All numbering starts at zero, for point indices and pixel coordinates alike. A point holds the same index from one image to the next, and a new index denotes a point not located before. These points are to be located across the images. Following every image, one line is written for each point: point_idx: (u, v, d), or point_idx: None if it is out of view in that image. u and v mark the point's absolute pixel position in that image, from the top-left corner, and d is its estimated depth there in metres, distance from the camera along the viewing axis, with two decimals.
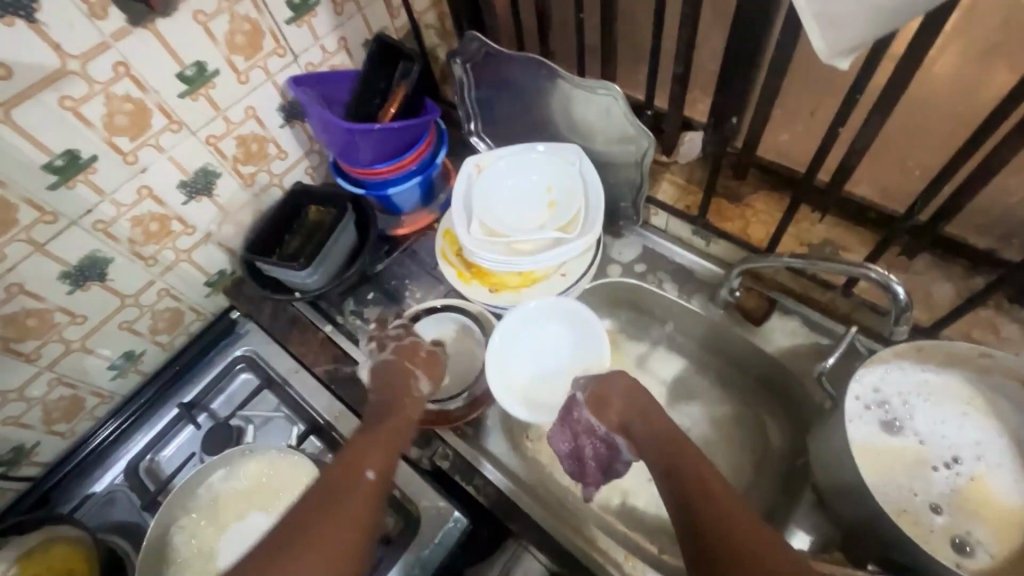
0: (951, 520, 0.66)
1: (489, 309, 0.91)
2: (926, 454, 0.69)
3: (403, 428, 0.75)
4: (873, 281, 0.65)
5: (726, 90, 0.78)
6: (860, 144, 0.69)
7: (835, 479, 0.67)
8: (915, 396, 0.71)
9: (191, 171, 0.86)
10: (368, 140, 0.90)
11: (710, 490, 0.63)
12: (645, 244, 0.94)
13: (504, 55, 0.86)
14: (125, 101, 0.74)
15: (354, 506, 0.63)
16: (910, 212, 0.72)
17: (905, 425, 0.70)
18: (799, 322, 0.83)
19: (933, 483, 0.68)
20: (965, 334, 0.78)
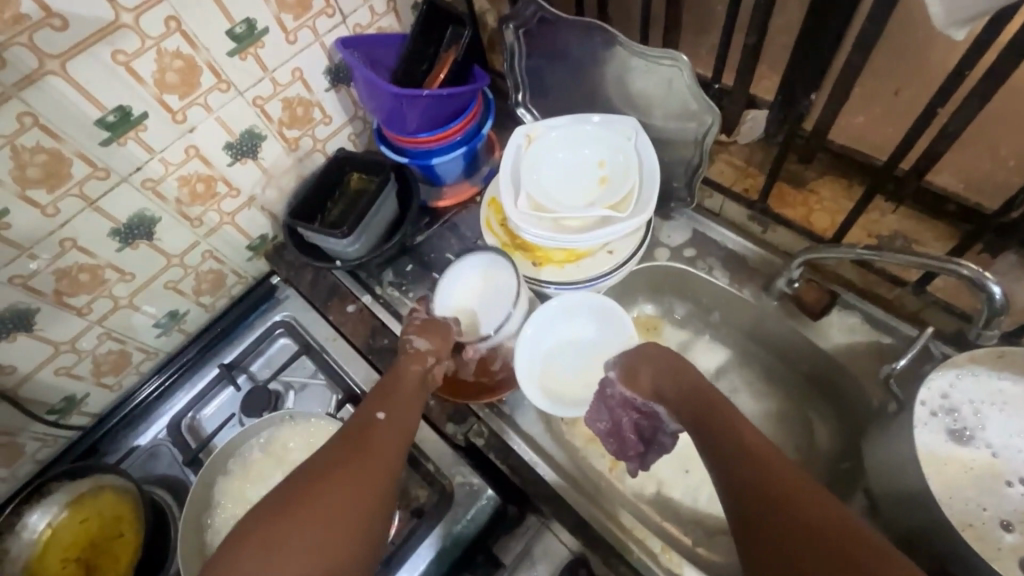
0: (1022, 539, 0.61)
1: (530, 283, 0.88)
2: (999, 469, 0.64)
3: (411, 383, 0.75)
4: (962, 279, 0.60)
5: (801, 64, 0.72)
6: (951, 129, 0.63)
7: (894, 487, 0.63)
8: (989, 406, 0.66)
9: (237, 133, 0.85)
10: (415, 107, 0.87)
11: (756, 453, 0.60)
12: (696, 227, 0.89)
13: (561, 20, 0.82)
14: (176, 57, 0.72)
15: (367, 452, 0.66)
16: (1006, 207, 0.66)
17: (976, 437, 0.66)
18: (861, 318, 0.78)
19: (1004, 499, 0.63)
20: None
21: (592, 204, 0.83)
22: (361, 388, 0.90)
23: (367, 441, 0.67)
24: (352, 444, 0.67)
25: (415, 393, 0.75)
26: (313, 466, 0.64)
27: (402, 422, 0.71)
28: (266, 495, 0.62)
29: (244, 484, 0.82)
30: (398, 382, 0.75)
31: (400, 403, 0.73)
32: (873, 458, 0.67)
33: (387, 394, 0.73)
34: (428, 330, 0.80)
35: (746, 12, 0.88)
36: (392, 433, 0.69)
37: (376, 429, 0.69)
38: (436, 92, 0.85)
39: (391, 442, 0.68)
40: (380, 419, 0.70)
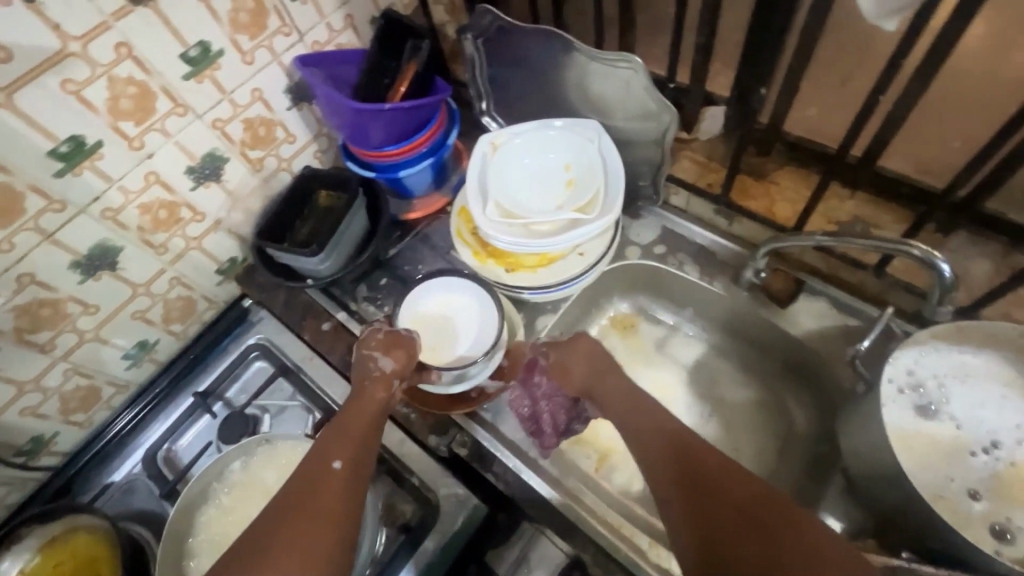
0: (990, 507, 0.63)
1: (505, 290, 0.88)
2: (964, 439, 0.66)
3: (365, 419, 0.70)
4: (915, 259, 0.62)
5: (751, 61, 0.74)
6: (896, 116, 0.66)
7: (868, 465, 0.65)
8: (952, 379, 0.68)
9: (198, 156, 0.84)
10: (378, 121, 0.87)
11: (696, 458, 0.60)
12: (665, 224, 0.90)
13: (517, 29, 0.83)
14: (128, 83, 0.71)
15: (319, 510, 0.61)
16: (950, 188, 0.68)
17: (942, 410, 0.68)
18: (827, 303, 0.80)
19: (971, 469, 0.65)
20: (1006, 314, 0.75)
21: (561, 208, 0.84)
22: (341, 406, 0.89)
23: (315, 495, 0.62)
24: (301, 501, 0.62)
25: (369, 430, 0.70)
26: (259, 531, 0.60)
27: (359, 465, 0.66)
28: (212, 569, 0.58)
29: (225, 514, 0.80)
30: (352, 421, 0.69)
31: (353, 444, 0.67)
32: (847, 439, 0.69)
33: (338, 436, 0.68)
34: (392, 347, 0.76)
35: (697, 11, 0.90)
36: (345, 482, 0.64)
37: (328, 479, 0.63)
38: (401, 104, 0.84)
39: (346, 493, 0.63)
40: (334, 469, 0.64)
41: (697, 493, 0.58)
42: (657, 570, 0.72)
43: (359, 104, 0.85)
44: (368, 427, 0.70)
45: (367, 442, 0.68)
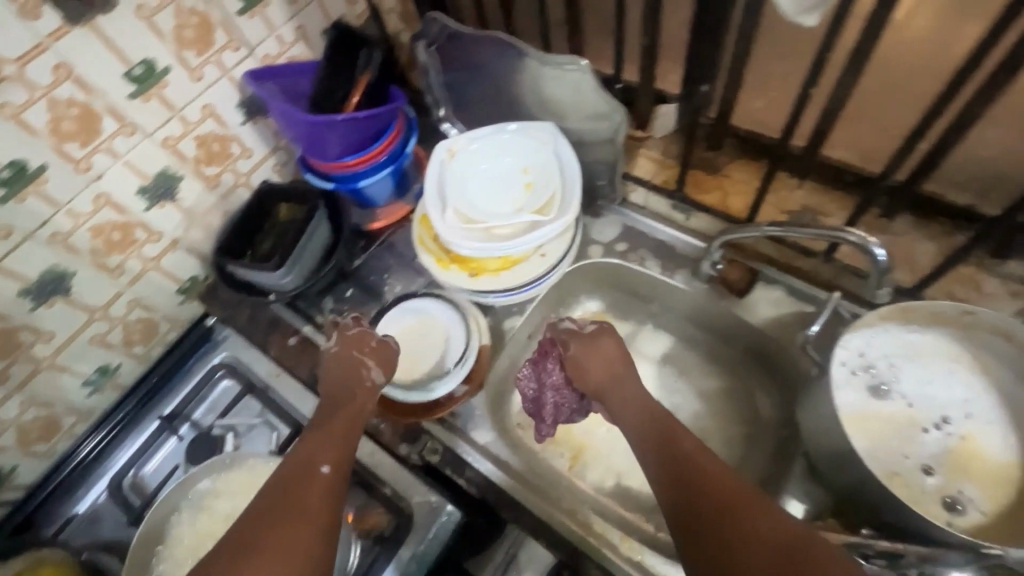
0: (942, 480, 0.65)
1: (470, 296, 0.87)
2: (916, 417, 0.68)
3: (354, 423, 0.72)
4: (852, 246, 0.64)
5: (695, 59, 0.76)
6: (833, 107, 0.68)
7: (824, 446, 0.66)
8: (901, 359, 0.71)
9: (150, 176, 0.82)
10: (334, 132, 0.87)
11: (692, 460, 0.62)
12: (625, 222, 0.91)
13: (468, 35, 0.84)
14: (70, 105, 0.70)
15: (309, 510, 0.62)
16: (885, 175, 0.71)
17: (894, 389, 0.70)
18: (783, 291, 0.82)
19: (923, 445, 0.67)
20: (949, 292, 0.77)
21: (520, 210, 0.84)
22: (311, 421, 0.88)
23: (304, 496, 0.63)
24: (282, 502, 0.62)
25: (355, 433, 0.71)
26: (243, 527, 0.60)
27: (342, 472, 0.66)
28: (195, 568, 0.58)
29: (193, 538, 0.79)
30: (340, 422, 0.71)
31: (335, 445, 0.68)
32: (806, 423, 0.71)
33: (321, 438, 0.68)
34: (380, 356, 0.77)
35: None
36: (327, 487, 0.64)
37: (311, 481, 0.64)
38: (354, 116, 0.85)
39: (327, 499, 0.63)
40: (323, 471, 0.65)
41: (693, 492, 0.59)
42: (630, 564, 0.73)
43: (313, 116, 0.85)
44: (355, 430, 0.71)
45: (349, 445, 0.69)
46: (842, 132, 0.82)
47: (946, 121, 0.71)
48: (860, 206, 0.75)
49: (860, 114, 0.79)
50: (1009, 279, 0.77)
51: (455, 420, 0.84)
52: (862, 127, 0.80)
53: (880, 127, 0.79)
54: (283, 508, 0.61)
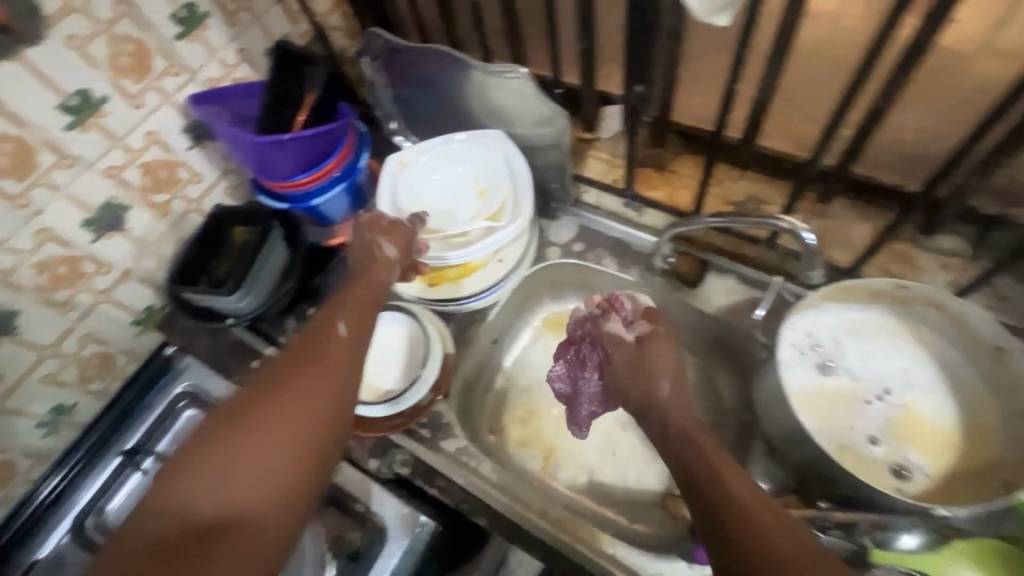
0: (888, 449, 0.68)
1: (431, 304, 0.88)
2: (861, 390, 0.72)
3: (373, 293, 0.74)
4: (785, 232, 0.68)
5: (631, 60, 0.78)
6: (762, 100, 0.71)
7: (781, 426, 0.68)
8: (846, 337, 0.74)
9: (95, 207, 0.81)
10: (282, 152, 0.88)
11: (692, 440, 0.61)
12: (582, 223, 0.93)
13: (409, 50, 0.84)
14: (2, 140, 0.69)
15: (326, 364, 0.64)
16: (813, 159, 0.76)
17: (840, 365, 0.73)
18: (734, 279, 0.85)
19: (870, 416, 0.70)
20: (885, 269, 0.82)
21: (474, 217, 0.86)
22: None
23: (321, 351, 0.65)
24: (301, 356, 0.64)
25: (372, 302, 0.73)
26: (263, 376, 0.62)
27: (360, 337, 0.69)
28: (218, 407, 0.60)
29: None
30: (361, 291, 0.74)
31: (359, 318, 0.71)
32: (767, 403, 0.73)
33: (350, 308, 0.71)
34: (391, 233, 0.80)
35: None
36: (346, 347, 0.67)
37: (328, 341, 0.66)
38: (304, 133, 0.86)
39: (345, 354, 0.66)
40: (339, 332, 0.68)
41: (693, 458, 0.60)
42: (605, 559, 0.73)
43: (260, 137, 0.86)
44: (372, 301, 0.74)
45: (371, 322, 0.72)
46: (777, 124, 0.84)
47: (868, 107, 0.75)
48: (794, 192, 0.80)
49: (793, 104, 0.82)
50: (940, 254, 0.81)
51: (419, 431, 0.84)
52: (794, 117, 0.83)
53: None
54: (304, 359, 0.64)
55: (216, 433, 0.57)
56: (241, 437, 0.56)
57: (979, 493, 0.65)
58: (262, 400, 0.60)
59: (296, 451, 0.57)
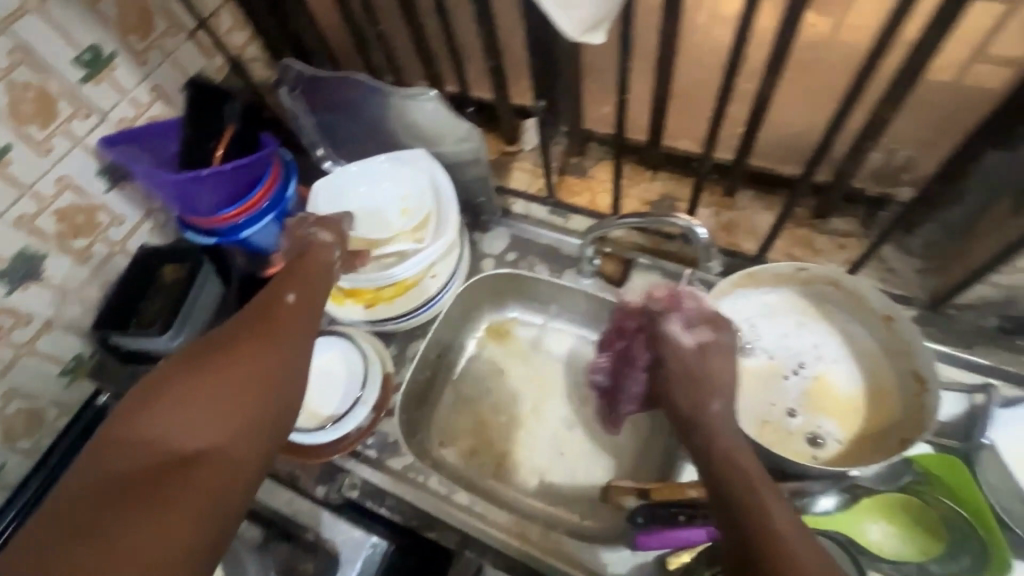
0: (804, 419, 0.73)
1: (369, 326, 0.88)
2: (783, 370, 0.76)
3: (325, 270, 0.71)
4: (682, 228, 0.75)
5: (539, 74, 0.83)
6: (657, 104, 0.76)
7: None
8: (764, 321, 0.79)
9: (8, 258, 0.79)
10: (204, 187, 0.86)
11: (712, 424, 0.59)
12: (512, 233, 0.94)
13: (324, 79, 0.86)
14: None
15: (284, 325, 0.60)
16: (705, 155, 0.82)
17: (764, 350, 0.77)
18: (659, 274, 0.87)
19: (787, 391, 0.75)
20: (788, 251, 0.91)
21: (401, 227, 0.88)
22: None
23: (273, 313, 0.61)
24: (255, 319, 0.60)
25: (324, 277, 0.70)
26: (215, 337, 0.58)
27: (311, 303, 0.65)
28: (163, 362, 0.54)
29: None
30: (308, 266, 0.70)
31: (314, 291, 0.67)
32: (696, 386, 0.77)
33: (296, 277, 0.68)
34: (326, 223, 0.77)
35: None
36: (302, 309, 0.64)
37: (278, 306, 0.62)
38: (212, 172, 0.84)
39: (301, 315, 0.63)
40: (289, 299, 0.64)
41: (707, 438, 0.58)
42: (555, 557, 0.75)
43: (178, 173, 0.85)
44: (325, 277, 0.70)
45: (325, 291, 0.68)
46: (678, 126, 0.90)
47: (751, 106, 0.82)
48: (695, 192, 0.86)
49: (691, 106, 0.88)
50: (832, 235, 0.90)
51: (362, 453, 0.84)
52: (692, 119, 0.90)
53: None
54: (261, 322, 0.60)
55: (150, 393, 0.50)
56: (191, 377, 0.51)
57: (882, 451, 0.70)
58: (212, 349, 0.55)
59: (251, 395, 0.52)
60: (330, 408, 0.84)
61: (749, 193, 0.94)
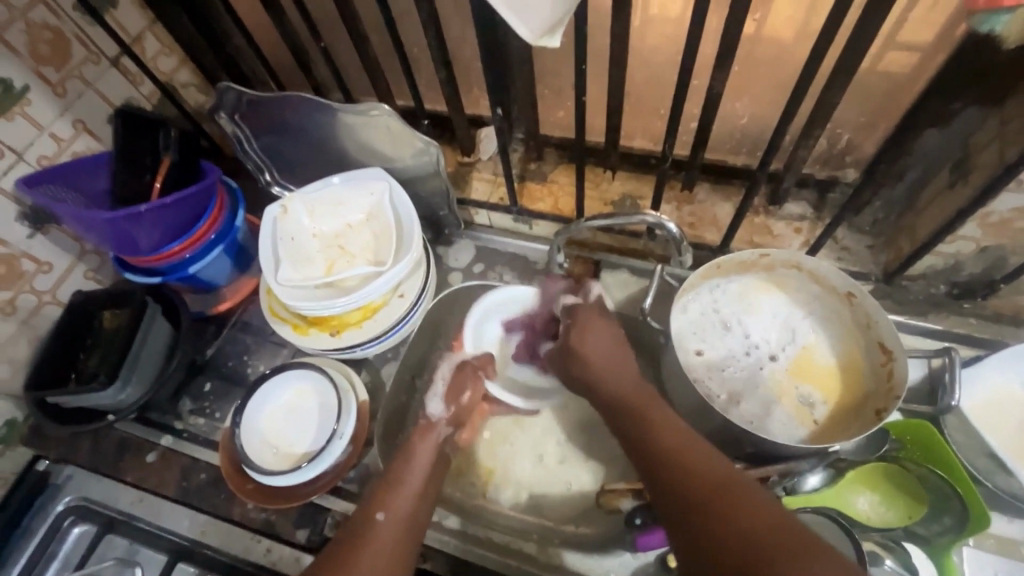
0: (768, 408, 0.70)
1: (416, 285, 0.84)
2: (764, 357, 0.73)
3: (418, 474, 0.67)
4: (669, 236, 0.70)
5: (672, 47, 0.73)
6: (791, 112, 0.65)
7: (718, 424, 0.67)
8: (746, 314, 0.75)
9: (171, 165, 0.84)
10: (284, 111, 0.82)
11: (653, 437, 0.61)
12: (611, 267, 0.87)
13: (442, 11, 0.79)
14: (44, 28, 0.76)
15: (380, 550, 0.59)
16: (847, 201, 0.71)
17: (747, 339, 0.74)
18: (753, 308, 0.76)
19: (767, 398, 0.71)
20: (910, 329, 0.76)
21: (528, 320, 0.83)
22: (252, 362, 0.91)
23: (361, 548, 0.59)
24: (346, 553, 0.59)
25: (425, 482, 0.67)
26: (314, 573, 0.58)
27: (403, 513, 0.63)
28: None
29: (132, 451, 0.85)
30: (401, 472, 0.67)
31: (408, 500, 0.64)
32: (729, 433, 0.66)
33: (384, 489, 0.65)
34: (456, 391, 0.76)
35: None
36: (400, 530, 0.62)
37: (369, 527, 0.61)
38: (314, 99, 0.79)
39: (394, 548, 0.60)
40: (379, 519, 0.62)
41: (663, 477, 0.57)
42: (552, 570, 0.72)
43: (257, 96, 0.81)
44: (421, 482, 0.67)
45: (420, 507, 0.65)
46: (817, 147, 0.77)
47: (921, 144, 0.68)
48: (827, 227, 0.74)
49: (840, 125, 0.74)
50: (964, 321, 0.75)
51: (381, 384, 0.86)
52: (829, 141, 0.76)
53: (845, 142, 0.76)
54: (348, 551, 0.59)
55: None
56: None
57: (860, 422, 0.68)
58: None
59: None
60: (364, 345, 0.83)
61: (862, 241, 0.81)
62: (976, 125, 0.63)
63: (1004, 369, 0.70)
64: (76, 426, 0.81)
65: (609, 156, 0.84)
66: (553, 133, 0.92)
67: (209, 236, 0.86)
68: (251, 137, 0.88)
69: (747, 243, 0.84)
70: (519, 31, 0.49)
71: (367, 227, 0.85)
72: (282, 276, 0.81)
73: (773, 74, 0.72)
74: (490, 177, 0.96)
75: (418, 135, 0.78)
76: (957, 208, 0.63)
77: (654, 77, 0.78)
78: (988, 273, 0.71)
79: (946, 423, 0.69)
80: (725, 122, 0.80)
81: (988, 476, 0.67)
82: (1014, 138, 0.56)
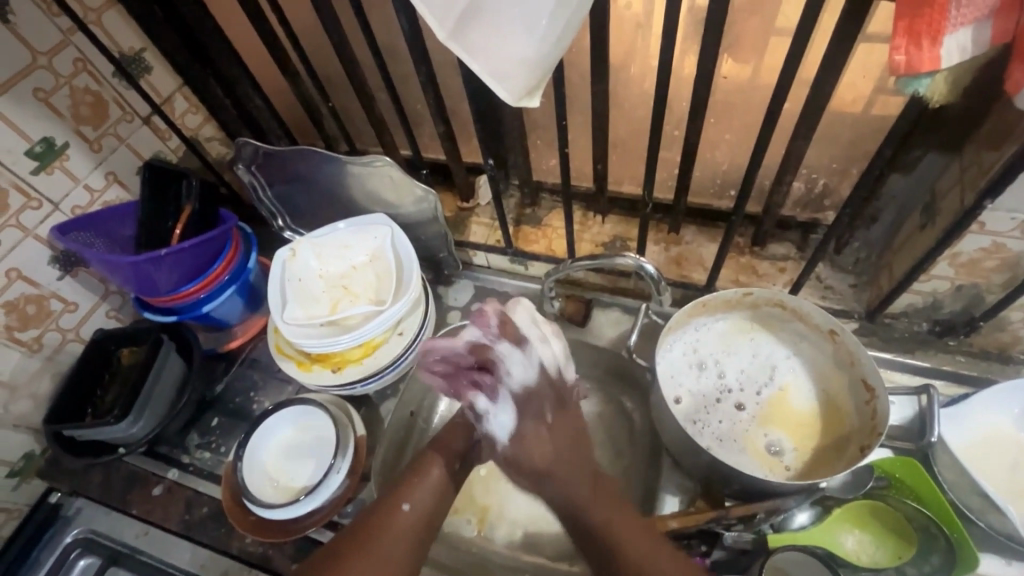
0: (754, 444, 0.72)
1: (414, 326, 0.88)
2: (746, 396, 0.75)
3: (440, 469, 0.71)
4: (645, 271, 0.73)
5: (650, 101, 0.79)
6: (760, 158, 0.69)
7: (703, 461, 0.68)
8: (729, 349, 0.77)
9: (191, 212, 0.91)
10: (294, 162, 0.89)
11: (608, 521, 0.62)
12: (601, 305, 0.90)
13: (442, 72, 0.86)
14: (86, 92, 0.84)
15: (398, 542, 0.64)
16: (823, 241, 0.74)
17: (734, 376, 0.76)
18: (740, 344, 0.78)
19: (753, 434, 0.73)
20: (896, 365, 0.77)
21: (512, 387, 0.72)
22: (257, 398, 0.94)
23: (382, 533, 0.65)
24: (370, 533, 0.64)
25: (446, 480, 0.71)
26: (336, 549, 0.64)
27: (424, 507, 0.68)
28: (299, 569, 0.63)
29: (139, 484, 0.88)
30: (426, 470, 0.71)
31: (428, 497, 0.69)
32: (715, 470, 0.67)
33: (408, 480, 0.70)
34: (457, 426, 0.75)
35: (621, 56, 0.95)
36: (420, 522, 0.67)
37: (392, 515, 0.66)
38: (323, 151, 0.86)
39: (412, 538, 0.65)
40: (403, 509, 0.67)
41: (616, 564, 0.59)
42: None
43: (270, 149, 0.88)
44: (445, 481, 0.71)
45: (440, 504, 0.69)
46: (794, 190, 0.81)
47: (888, 188, 0.72)
48: (807, 266, 0.77)
49: (813, 170, 0.78)
50: (948, 359, 0.76)
51: (379, 420, 0.89)
52: (806, 185, 0.80)
53: (821, 186, 0.80)
54: (368, 536, 0.64)
55: None
56: None
57: (845, 458, 0.69)
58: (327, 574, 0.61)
59: None
60: (363, 383, 0.86)
61: (846, 280, 0.83)
62: (941, 170, 0.66)
63: (992, 405, 0.70)
64: (88, 459, 0.85)
65: (598, 201, 0.89)
66: (546, 180, 0.98)
67: (223, 277, 0.92)
68: (265, 185, 0.95)
69: (732, 283, 0.87)
70: (500, 93, 0.55)
71: (369, 270, 0.90)
72: (287, 317, 0.85)
73: (747, 125, 0.77)
74: (488, 222, 1.01)
75: (417, 183, 0.84)
76: (927, 248, 0.66)
77: (638, 128, 0.83)
78: (967, 311, 0.72)
79: (935, 459, 0.68)
80: (706, 169, 0.85)
81: (980, 515, 0.66)
82: (972, 183, 0.60)
